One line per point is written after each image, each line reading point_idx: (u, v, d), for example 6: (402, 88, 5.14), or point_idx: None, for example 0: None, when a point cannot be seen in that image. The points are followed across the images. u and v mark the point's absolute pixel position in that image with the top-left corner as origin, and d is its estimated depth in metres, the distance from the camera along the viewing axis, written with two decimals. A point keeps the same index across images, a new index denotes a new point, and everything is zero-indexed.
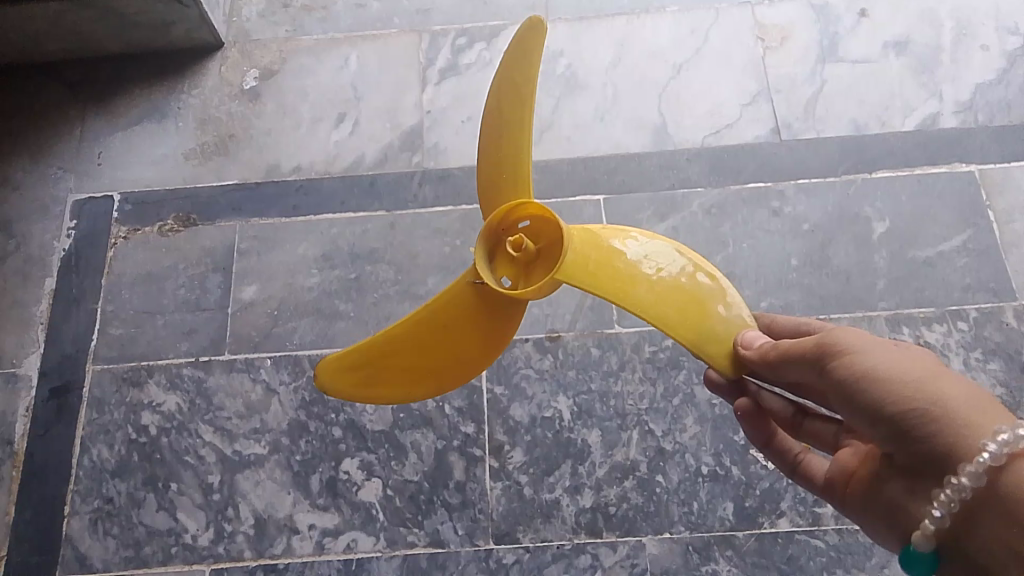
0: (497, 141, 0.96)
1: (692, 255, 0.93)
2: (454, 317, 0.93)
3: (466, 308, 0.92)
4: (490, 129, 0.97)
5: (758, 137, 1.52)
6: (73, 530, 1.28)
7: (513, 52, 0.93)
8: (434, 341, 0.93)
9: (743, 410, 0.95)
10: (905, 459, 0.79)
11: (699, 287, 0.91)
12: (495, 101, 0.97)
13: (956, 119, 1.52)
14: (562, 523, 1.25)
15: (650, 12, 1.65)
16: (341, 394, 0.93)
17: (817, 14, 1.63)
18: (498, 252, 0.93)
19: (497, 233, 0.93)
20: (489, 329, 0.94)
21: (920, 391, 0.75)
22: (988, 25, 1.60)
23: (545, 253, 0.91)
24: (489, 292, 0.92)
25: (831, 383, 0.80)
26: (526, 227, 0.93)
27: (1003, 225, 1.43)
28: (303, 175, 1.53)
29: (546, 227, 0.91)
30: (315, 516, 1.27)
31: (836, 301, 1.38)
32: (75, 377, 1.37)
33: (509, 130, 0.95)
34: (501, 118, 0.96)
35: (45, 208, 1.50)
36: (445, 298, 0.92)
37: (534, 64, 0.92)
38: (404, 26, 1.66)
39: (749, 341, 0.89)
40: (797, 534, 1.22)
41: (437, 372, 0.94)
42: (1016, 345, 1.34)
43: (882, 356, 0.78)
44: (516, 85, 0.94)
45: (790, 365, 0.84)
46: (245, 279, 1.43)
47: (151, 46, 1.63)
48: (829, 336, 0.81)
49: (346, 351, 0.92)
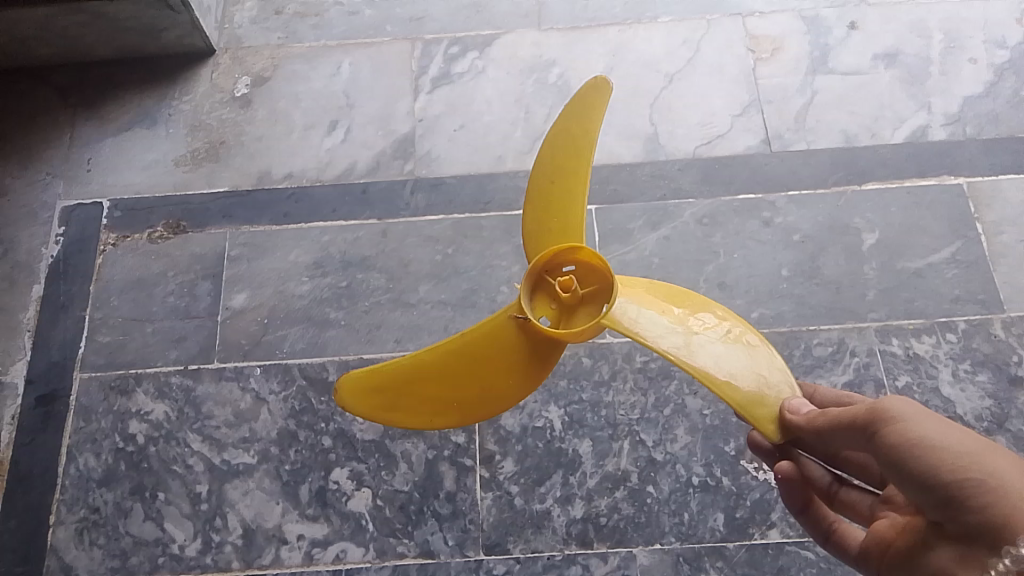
0: (546, 183, 1.06)
1: (732, 324, 0.97)
2: (489, 348, 0.96)
3: (501, 340, 0.96)
4: (539, 173, 1.07)
5: (749, 147, 1.53)
6: (58, 540, 1.26)
7: (576, 105, 1.06)
8: (465, 371, 0.96)
9: (783, 474, 0.95)
10: (954, 529, 0.78)
11: (744, 351, 0.93)
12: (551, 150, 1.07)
13: (945, 132, 1.53)
14: (553, 534, 1.24)
15: (643, 22, 1.66)
16: (360, 415, 0.93)
17: (808, 25, 1.64)
18: (539, 292, 0.99)
19: (540, 275, 0.99)
20: (520, 364, 0.97)
21: (975, 462, 0.76)
22: (977, 38, 1.61)
23: (591, 298, 0.97)
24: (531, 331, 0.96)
25: (881, 449, 0.81)
26: (569, 271, 0.99)
27: (991, 236, 1.44)
28: (294, 182, 1.52)
29: (591, 274, 0.98)
30: (304, 526, 1.26)
31: (826, 312, 1.39)
32: (62, 384, 1.36)
33: (563, 174, 1.04)
34: (553, 163, 1.06)
35: (33, 213, 1.49)
36: (482, 327, 0.96)
37: (593, 118, 1.04)
38: (397, 34, 1.66)
39: (795, 407, 0.90)
40: (787, 545, 1.22)
41: (464, 404, 0.95)
42: (1003, 356, 1.34)
43: (935, 428, 0.79)
44: (573, 131, 1.05)
45: (840, 433, 0.86)
46: (236, 286, 1.42)
47: (143, 51, 1.62)
48: (880, 403, 0.83)
49: (371, 372, 0.94)
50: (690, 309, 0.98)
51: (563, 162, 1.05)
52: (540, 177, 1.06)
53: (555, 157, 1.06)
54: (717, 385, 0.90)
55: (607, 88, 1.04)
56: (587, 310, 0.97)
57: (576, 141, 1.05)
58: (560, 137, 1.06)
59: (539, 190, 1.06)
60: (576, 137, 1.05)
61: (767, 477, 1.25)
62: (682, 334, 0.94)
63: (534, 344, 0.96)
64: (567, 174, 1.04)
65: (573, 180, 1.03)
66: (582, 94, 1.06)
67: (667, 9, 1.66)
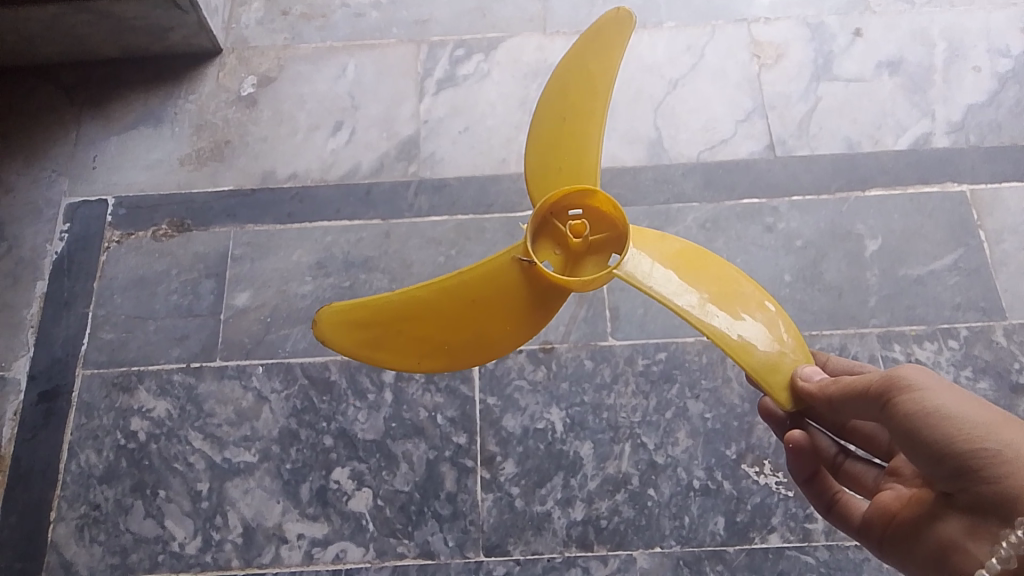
0: (558, 116, 1.05)
1: (752, 290, 0.96)
2: (486, 289, 0.95)
3: (499, 281, 0.95)
4: (551, 106, 1.06)
5: (753, 153, 1.53)
6: (59, 536, 1.26)
7: (597, 41, 1.06)
8: (461, 313, 0.95)
9: (794, 444, 0.93)
10: (965, 499, 0.80)
11: (761, 318, 0.93)
12: (564, 84, 1.06)
13: (948, 139, 1.53)
14: (554, 535, 1.24)
15: (646, 27, 1.66)
16: (342, 347, 0.95)
17: (812, 32, 1.65)
18: (543, 236, 0.98)
19: (546, 218, 0.98)
20: (517, 308, 0.96)
21: (991, 433, 0.77)
22: (979, 47, 1.62)
23: (599, 249, 0.98)
24: (531, 275, 0.95)
25: (894, 418, 0.82)
26: (575, 216, 0.99)
27: (994, 244, 1.44)
28: (298, 183, 1.52)
29: (598, 221, 0.99)
30: (304, 525, 1.26)
31: (828, 318, 1.39)
32: (65, 381, 1.36)
33: (576, 111, 1.04)
34: (566, 98, 1.06)
35: (39, 210, 1.50)
36: (482, 268, 0.95)
37: (614, 53, 1.04)
38: (402, 37, 1.66)
39: (806, 374, 0.90)
40: (787, 549, 1.22)
41: (454, 349, 0.96)
42: (1004, 364, 1.35)
43: (953, 399, 0.80)
44: (591, 67, 1.05)
45: (851, 401, 0.87)
46: (238, 285, 1.43)
47: (148, 50, 1.63)
48: (894, 371, 0.84)
49: (358, 306, 0.95)
50: (700, 269, 0.97)
51: (578, 97, 1.05)
52: (550, 113, 1.06)
53: (567, 93, 1.06)
54: (731, 348, 0.90)
55: (629, 27, 1.04)
56: (594, 260, 0.98)
57: (592, 80, 1.05)
58: (573, 74, 1.06)
59: (548, 126, 1.05)
60: (592, 76, 1.05)
61: (768, 481, 1.25)
62: (696, 293, 0.94)
63: (534, 293, 0.96)
64: (580, 113, 1.04)
65: (587, 120, 1.03)
66: (601, 31, 1.06)
67: (672, 15, 1.67)
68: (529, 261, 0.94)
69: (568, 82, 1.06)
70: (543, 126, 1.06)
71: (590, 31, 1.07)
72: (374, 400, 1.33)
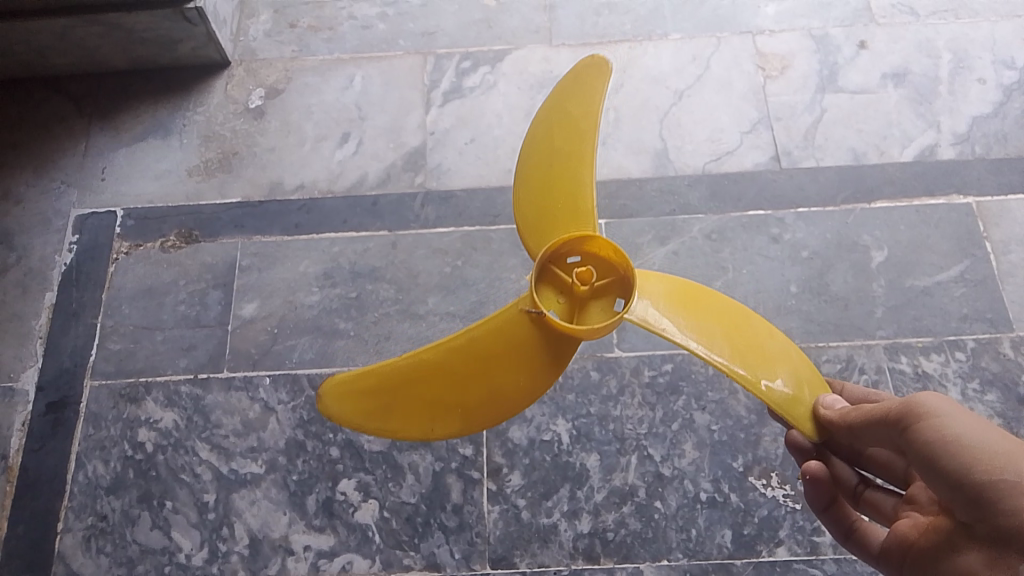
0: (545, 162, 1.05)
1: (759, 322, 0.96)
2: (497, 344, 0.93)
3: (510, 334, 0.93)
4: (538, 153, 1.06)
5: (759, 164, 1.54)
6: (66, 547, 1.27)
7: (576, 85, 1.06)
8: (472, 372, 0.93)
9: (810, 474, 0.97)
10: (982, 531, 0.80)
11: (775, 352, 0.93)
12: (548, 129, 1.07)
13: (954, 150, 1.53)
14: (560, 547, 1.24)
15: (652, 39, 1.67)
16: (349, 419, 0.93)
17: (817, 44, 1.65)
18: (544, 283, 0.96)
19: (546, 265, 0.96)
20: (530, 358, 0.94)
21: (1009, 462, 0.77)
22: (985, 58, 1.62)
23: (604, 294, 0.96)
24: (541, 326, 0.92)
25: (912, 446, 0.83)
26: (575, 262, 0.97)
27: (1000, 256, 1.44)
28: (306, 194, 1.53)
29: (599, 264, 0.96)
30: (310, 536, 1.26)
31: (834, 329, 1.39)
32: (73, 391, 1.36)
33: (564, 154, 1.04)
34: (552, 142, 1.05)
35: (47, 221, 1.50)
36: (490, 323, 0.93)
37: (595, 94, 1.04)
38: (410, 48, 1.67)
39: (828, 403, 0.90)
40: (795, 563, 1.22)
41: (469, 409, 0.93)
42: (1012, 376, 1.34)
43: (972, 428, 0.81)
44: (573, 110, 1.05)
45: (871, 427, 0.88)
46: (245, 295, 1.43)
47: (158, 62, 1.64)
48: (914, 398, 0.85)
49: (364, 374, 0.93)
50: (704, 308, 0.95)
51: (563, 141, 1.05)
52: (537, 159, 1.06)
53: (552, 138, 1.06)
54: (751, 383, 0.88)
55: (607, 69, 1.05)
56: (600, 305, 0.95)
57: (576, 121, 1.04)
58: (558, 118, 1.06)
59: (536, 171, 1.05)
60: (575, 117, 1.04)
61: (776, 493, 1.25)
62: (707, 332, 0.92)
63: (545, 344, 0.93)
64: (568, 155, 1.03)
65: (576, 160, 1.02)
66: (581, 75, 1.07)
67: (677, 26, 1.68)
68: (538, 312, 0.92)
69: (552, 127, 1.06)
70: (530, 173, 1.06)
71: (571, 76, 1.08)
72: None
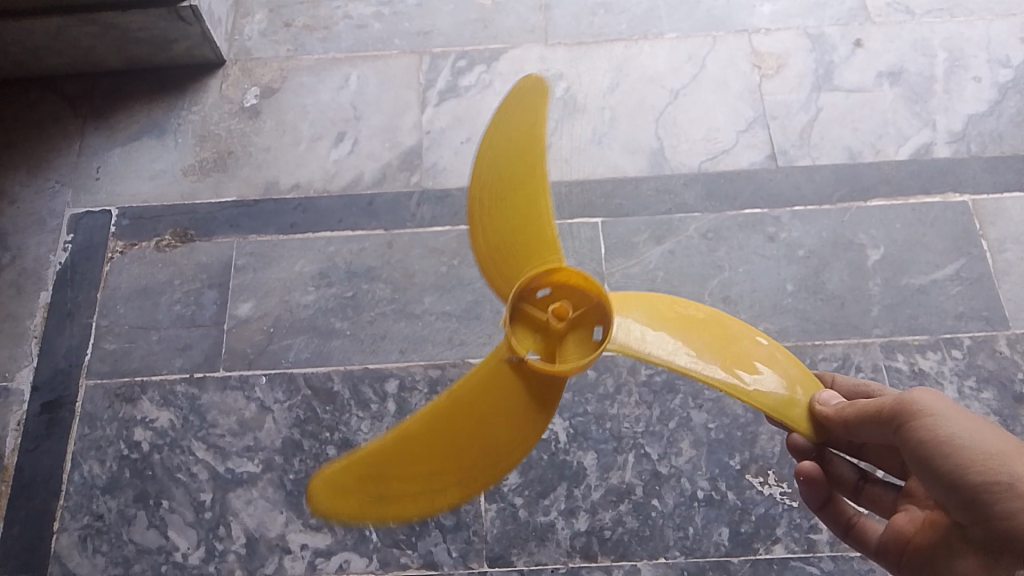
0: (499, 196, 1.00)
1: (740, 327, 0.96)
2: (481, 399, 0.91)
3: (492, 386, 0.91)
4: (489, 187, 1.01)
5: (755, 163, 1.54)
6: (61, 547, 1.26)
7: (517, 111, 1.02)
8: (462, 434, 0.89)
9: (805, 476, 0.97)
10: (978, 532, 0.80)
11: (762, 355, 0.93)
12: (494, 159, 1.01)
13: (949, 149, 1.54)
14: (557, 546, 1.24)
15: (648, 38, 1.67)
16: (344, 513, 0.85)
17: (813, 43, 1.65)
18: (519, 326, 0.94)
19: (517, 306, 0.94)
20: (518, 405, 0.91)
21: (1003, 463, 0.78)
22: (980, 57, 1.62)
23: (582, 326, 0.92)
24: (524, 375, 0.91)
25: (908, 444, 0.83)
26: (546, 296, 0.95)
27: (995, 254, 1.44)
28: (302, 194, 1.53)
29: (572, 295, 0.94)
30: (307, 536, 1.26)
31: (830, 327, 1.39)
32: (68, 391, 1.36)
33: (518, 186, 0.99)
34: (504, 173, 1.00)
35: (42, 221, 1.50)
36: (470, 379, 0.91)
37: (539, 118, 1.00)
38: (405, 48, 1.67)
39: (824, 399, 0.90)
40: (792, 560, 1.22)
41: (468, 473, 0.89)
42: (1007, 373, 1.35)
43: (966, 426, 0.81)
44: (520, 138, 1.01)
45: (865, 424, 0.88)
46: (241, 295, 1.43)
47: (153, 61, 1.64)
48: (907, 395, 0.85)
49: (349, 464, 0.86)
50: (687, 322, 0.95)
51: (514, 171, 1.00)
52: (490, 194, 1.00)
53: (503, 169, 1.00)
54: (747, 393, 0.88)
55: (546, 90, 1.01)
56: (578, 337, 0.92)
57: (525, 152, 1.00)
58: (503, 150, 1.01)
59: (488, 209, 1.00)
60: (523, 145, 1.00)
61: (772, 491, 1.25)
62: (692, 347, 0.92)
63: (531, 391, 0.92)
64: (523, 187, 0.99)
65: (533, 191, 0.98)
66: (520, 103, 1.02)
67: (673, 25, 1.68)
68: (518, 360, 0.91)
69: (497, 159, 1.01)
70: (485, 211, 1.00)
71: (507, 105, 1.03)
72: (377, 410, 1.33)
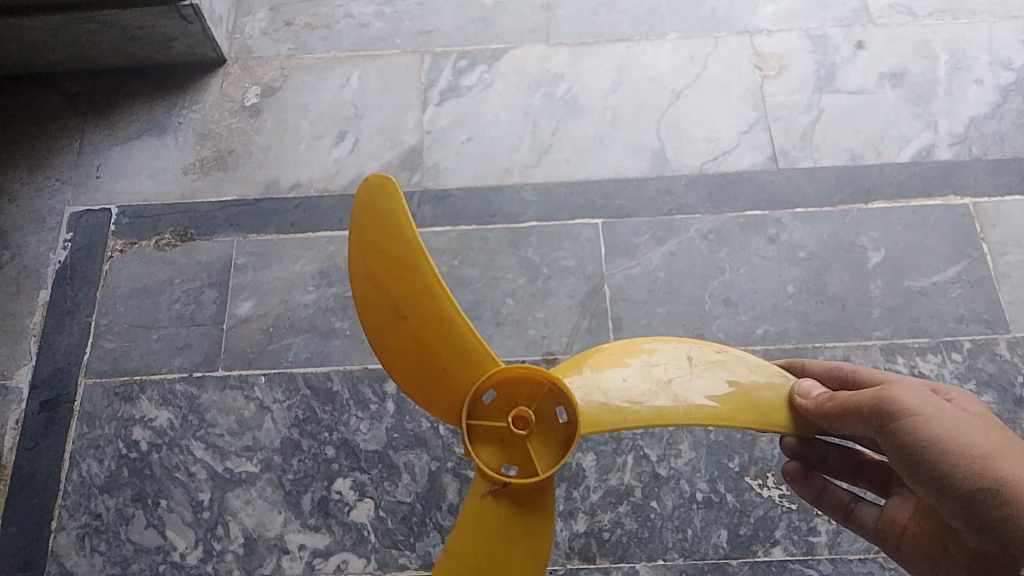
0: (395, 319, 0.91)
1: (690, 343, 0.97)
2: (480, 537, 0.90)
3: (485, 519, 0.90)
4: (380, 312, 0.92)
5: (756, 165, 1.53)
6: (59, 546, 1.26)
7: (370, 221, 0.91)
8: None
9: (790, 474, 1.08)
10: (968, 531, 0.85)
11: (721, 368, 0.95)
12: (371, 280, 0.91)
13: (951, 151, 1.53)
14: (556, 548, 1.23)
15: (650, 38, 1.67)
16: None
17: (815, 44, 1.65)
18: (483, 444, 0.91)
19: (471, 426, 0.91)
20: (518, 525, 0.90)
21: (983, 469, 0.81)
22: (982, 59, 1.62)
23: (544, 419, 0.91)
24: (512, 497, 0.90)
25: (891, 444, 0.85)
26: (495, 399, 0.92)
27: (997, 257, 1.44)
28: (302, 193, 1.52)
29: (520, 391, 0.91)
30: (305, 536, 1.26)
31: (831, 329, 1.39)
32: (67, 390, 1.36)
33: (413, 303, 0.90)
34: (392, 293, 0.91)
35: (42, 219, 1.50)
36: (461, 524, 0.91)
37: (401, 226, 0.89)
38: (407, 47, 1.67)
39: (804, 390, 0.92)
40: (791, 563, 1.22)
41: None
42: (1008, 377, 1.34)
43: (944, 429, 0.83)
44: (389, 252, 0.90)
45: (846, 420, 0.88)
46: (241, 294, 1.43)
47: (153, 59, 1.63)
48: (885, 395, 0.86)
49: None
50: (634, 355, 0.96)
51: (400, 288, 0.90)
52: (384, 321, 0.92)
53: (387, 291, 0.91)
54: (725, 417, 0.91)
55: (395, 187, 0.89)
56: (544, 433, 0.91)
57: (403, 265, 0.90)
58: (376, 269, 0.91)
59: (387, 322, 0.92)
60: (396, 258, 0.90)
61: (772, 493, 1.25)
62: (656, 383, 0.93)
63: (523, 507, 0.90)
64: (418, 303, 0.90)
65: (431, 302, 0.90)
66: (376, 210, 0.90)
67: (675, 26, 1.68)
68: (499, 486, 0.89)
69: (375, 271, 0.91)
70: (386, 338, 0.92)
71: (361, 212, 0.91)
72: (376, 410, 1.33)
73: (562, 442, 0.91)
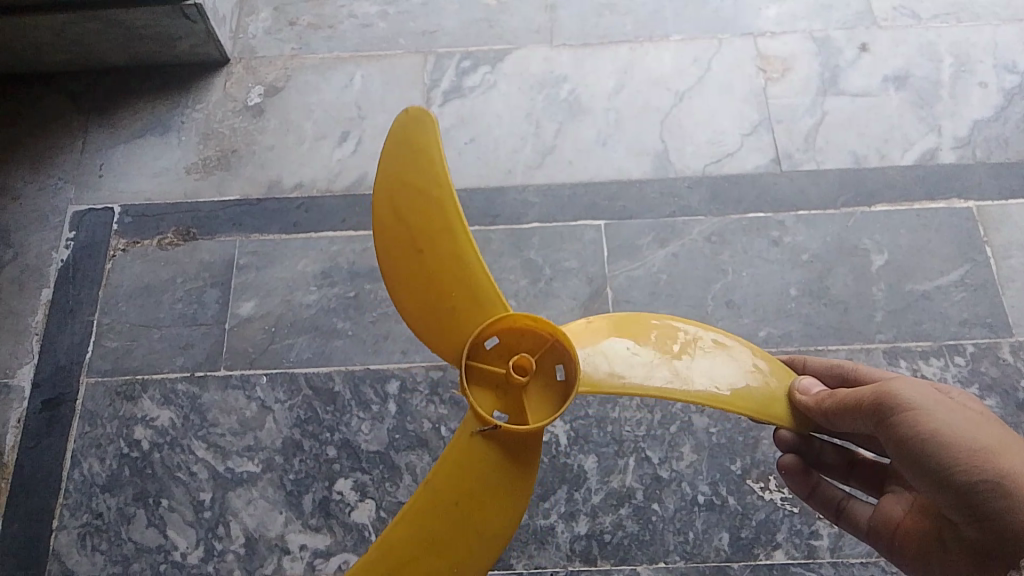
0: (412, 255, 0.91)
1: (697, 326, 0.96)
2: (461, 478, 0.87)
3: (469, 461, 0.87)
4: (398, 248, 0.92)
5: (759, 167, 1.53)
6: (60, 545, 1.26)
7: (402, 151, 0.92)
8: (451, 523, 0.86)
9: (786, 468, 1.07)
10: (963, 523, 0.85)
11: (725, 357, 0.94)
12: (394, 212, 0.92)
13: (954, 154, 1.53)
14: (557, 550, 1.23)
15: (653, 40, 1.67)
16: None
17: (819, 46, 1.65)
18: (478, 386, 0.90)
19: (469, 367, 0.90)
20: (502, 475, 0.88)
21: (982, 464, 0.81)
22: (986, 62, 1.62)
23: (545, 370, 0.90)
24: (499, 442, 0.88)
25: (890, 439, 0.86)
26: (495, 346, 0.91)
27: (1000, 260, 1.44)
28: (304, 193, 1.52)
29: (524, 341, 0.90)
30: (306, 536, 1.26)
31: (833, 332, 1.38)
32: (69, 389, 1.36)
33: (432, 239, 0.90)
34: (412, 227, 0.91)
35: (45, 218, 1.50)
36: (444, 462, 0.87)
37: (432, 158, 0.90)
38: (410, 47, 1.67)
39: (804, 387, 0.93)
40: (792, 566, 1.22)
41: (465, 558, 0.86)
42: (1011, 381, 1.34)
43: (945, 424, 0.84)
44: (415, 184, 0.91)
45: (847, 416, 0.89)
46: (243, 294, 1.43)
47: (157, 59, 1.63)
48: (887, 390, 0.87)
49: None
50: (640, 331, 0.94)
51: (423, 223, 0.90)
52: (401, 257, 0.92)
53: (409, 224, 0.91)
54: (728, 401, 0.90)
55: (430, 120, 0.90)
56: (539, 386, 0.90)
57: (428, 198, 0.90)
58: (399, 202, 0.91)
59: (406, 259, 0.91)
60: (421, 191, 0.90)
61: (773, 496, 1.25)
62: (660, 360, 0.91)
63: (509, 458, 0.88)
64: (438, 240, 0.90)
65: (453, 240, 0.90)
66: (411, 140, 0.91)
67: (679, 28, 1.68)
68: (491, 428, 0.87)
69: (399, 203, 0.91)
70: (401, 276, 0.92)
71: (395, 142, 0.93)
72: (378, 411, 1.33)
73: (558, 394, 0.90)
